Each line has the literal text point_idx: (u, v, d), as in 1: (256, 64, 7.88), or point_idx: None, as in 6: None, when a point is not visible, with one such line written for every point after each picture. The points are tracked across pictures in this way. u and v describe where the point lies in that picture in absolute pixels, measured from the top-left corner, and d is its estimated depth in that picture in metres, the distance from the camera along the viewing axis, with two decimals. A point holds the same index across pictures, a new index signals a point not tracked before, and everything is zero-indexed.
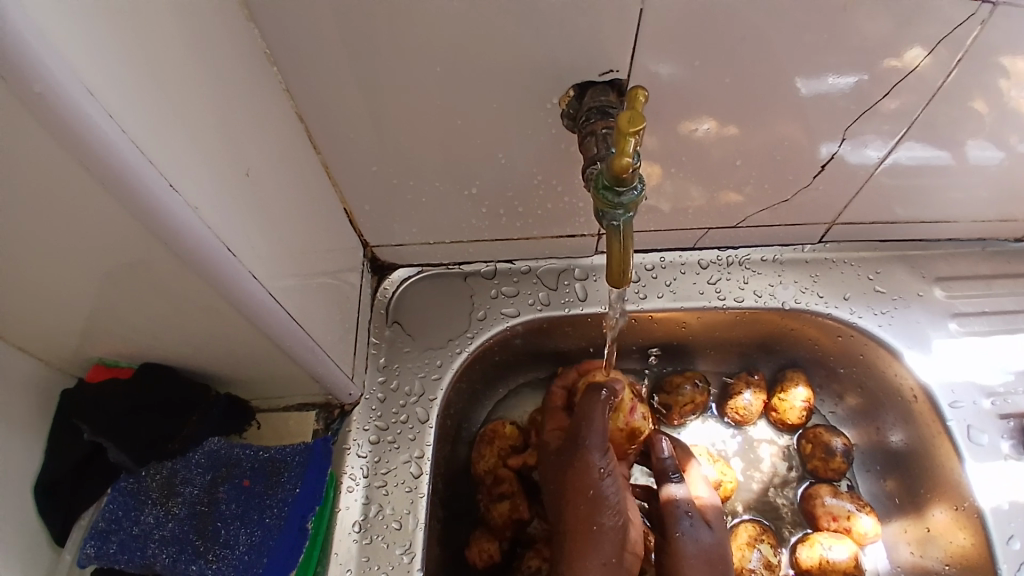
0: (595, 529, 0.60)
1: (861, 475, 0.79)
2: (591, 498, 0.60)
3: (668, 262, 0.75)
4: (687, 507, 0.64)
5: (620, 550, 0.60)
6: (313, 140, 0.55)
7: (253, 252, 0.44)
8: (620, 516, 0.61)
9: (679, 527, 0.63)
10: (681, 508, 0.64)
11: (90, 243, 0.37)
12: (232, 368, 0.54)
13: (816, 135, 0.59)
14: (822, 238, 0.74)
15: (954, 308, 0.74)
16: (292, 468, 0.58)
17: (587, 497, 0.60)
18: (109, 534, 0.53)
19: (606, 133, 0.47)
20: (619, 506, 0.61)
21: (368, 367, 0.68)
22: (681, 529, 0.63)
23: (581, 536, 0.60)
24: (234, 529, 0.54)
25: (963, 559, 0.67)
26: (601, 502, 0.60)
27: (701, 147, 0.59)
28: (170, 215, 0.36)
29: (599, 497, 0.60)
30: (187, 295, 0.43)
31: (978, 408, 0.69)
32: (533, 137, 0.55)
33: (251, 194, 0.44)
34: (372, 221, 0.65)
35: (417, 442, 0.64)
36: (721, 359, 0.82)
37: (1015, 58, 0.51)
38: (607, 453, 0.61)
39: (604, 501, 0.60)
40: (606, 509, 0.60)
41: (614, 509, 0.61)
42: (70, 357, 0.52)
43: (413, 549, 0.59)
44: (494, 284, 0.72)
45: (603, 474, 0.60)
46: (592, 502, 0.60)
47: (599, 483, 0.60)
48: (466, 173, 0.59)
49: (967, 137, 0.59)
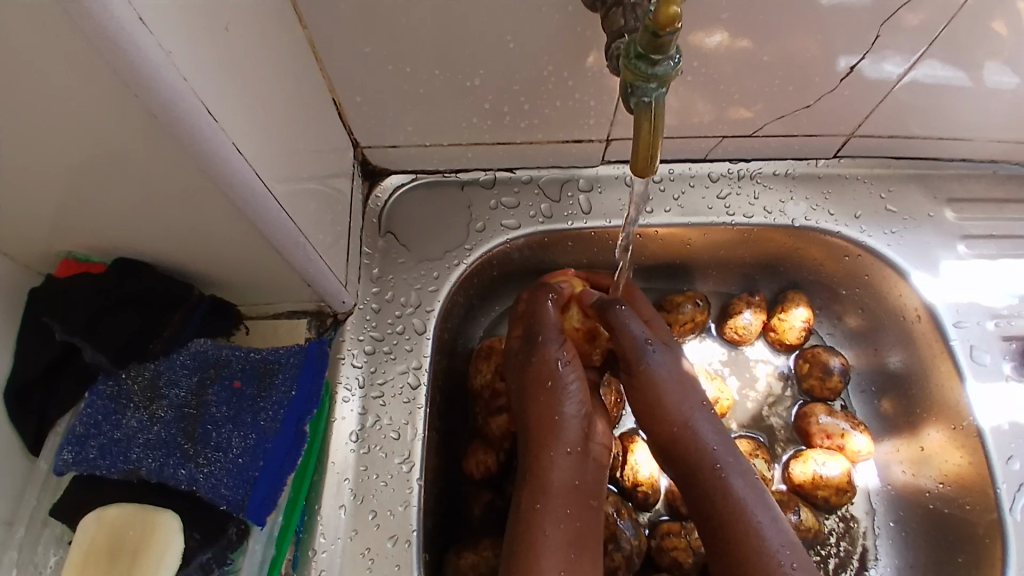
0: (554, 422, 0.59)
1: (856, 396, 0.79)
2: (547, 390, 0.60)
3: (677, 175, 0.72)
4: (642, 333, 0.61)
5: (583, 441, 0.60)
6: (299, 14, 0.49)
7: (236, 126, 0.39)
8: (582, 410, 0.60)
9: (641, 356, 0.60)
10: (637, 336, 0.60)
11: (45, 91, 0.32)
12: (215, 266, 0.50)
13: (834, 49, 0.55)
14: (837, 153, 0.71)
15: (964, 230, 0.72)
16: (286, 371, 0.55)
17: (544, 391, 0.60)
18: (88, 439, 0.49)
19: (636, 2, 0.42)
20: (581, 400, 0.60)
21: (361, 278, 0.64)
22: (645, 360, 0.60)
23: (544, 430, 0.59)
24: (227, 432, 0.51)
25: (958, 480, 0.69)
26: (562, 396, 0.60)
27: (709, 59, 0.56)
28: (138, 52, 0.31)
29: (557, 391, 0.60)
30: (161, 171, 0.38)
31: (982, 329, 0.69)
32: (546, 17, 0.50)
33: (232, 60, 0.39)
34: (364, 117, 0.60)
35: (415, 353, 0.61)
36: (722, 279, 0.80)
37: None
38: (563, 345, 0.62)
39: (563, 396, 0.60)
40: (565, 404, 0.60)
41: (574, 403, 0.60)
42: (39, 252, 0.48)
43: (412, 459, 0.57)
44: (494, 194, 0.68)
45: (558, 364, 0.61)
46: (549, 396, 0.60)
47: (558, 374, 0.60)
48: (470, 61, 0.54)
49: (983, 58, 0.56)
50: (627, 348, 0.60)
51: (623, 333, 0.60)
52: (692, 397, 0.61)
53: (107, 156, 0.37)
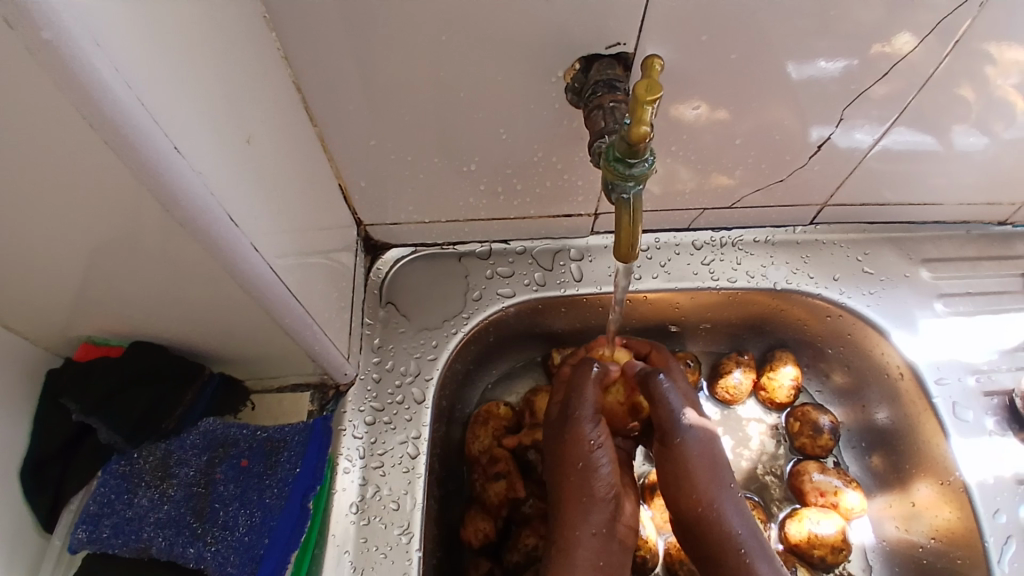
0: (586, 501, 0.61)
1: (847, 452, 0.81)
2: (581, 469, 0.62)
3: (663, 242, 0.76)
4: (681, 410, 0.63)
5: (610, 520, 0.62)
6: (309, 111, 0.54)
7: (253, 223, 0.42)
8: (611, 490, 0.62)
9: (678, 431, 0.63)
10: (676, 412, 0.63)
11: (83, 207, 0.36)
12: (225, 344, 0.53)
13: (807, 118, 0.58)
14: (813, 220, 0.75)
15: (939, 289, 0.75)
16: (291, 447, 0.58)
17: (578, 468, 0.62)
18: (101, 518, 0.52)
19: (614, 106, 0.47)
20: (611, 479, 0.62)
21: (363, 348, 0.67)
22: (681, 434, 0.63)
23: (572, 509, 0.62)
24: (234, 510, 0.54)
25: (949, 534, 0.70)
26: (596, 474, 0.62)
27: (690, 130, 0.59)
28: (172, 177, 0.34)
29: (591, 469, 0.62)
30: (183, 267, 0.41)
31: (963, 385, 0.71)
32: (536, 111, 0.54)
33: (250, 162, 0.43)
34: (367, 198, 0.64)
35: (414, 423, 0.63)
36: (712, 340, 0.82)
37: (1002, 46, 0.52)
38: (597, 425, 0.63)
39: (596, 474, 0.62)
40: (596, 483, 0.62)
41: (606, 482, 0.62)
42: (59, 338, 0.51)
43: (411, 529, 0.59)
44: (489, 264, 0.71)
45: (593, 445, 0.62)
46: (583, 473, 0.62)
47: (590, 454, 0.62)
48: (465, 149, 0.58)
49: (952, 122, 0.59)
50: (665, 423, 0.63)
51: (664, 406, 0.63)
52: (722, 481, 0.63)
53: (134, 255, 0.40)
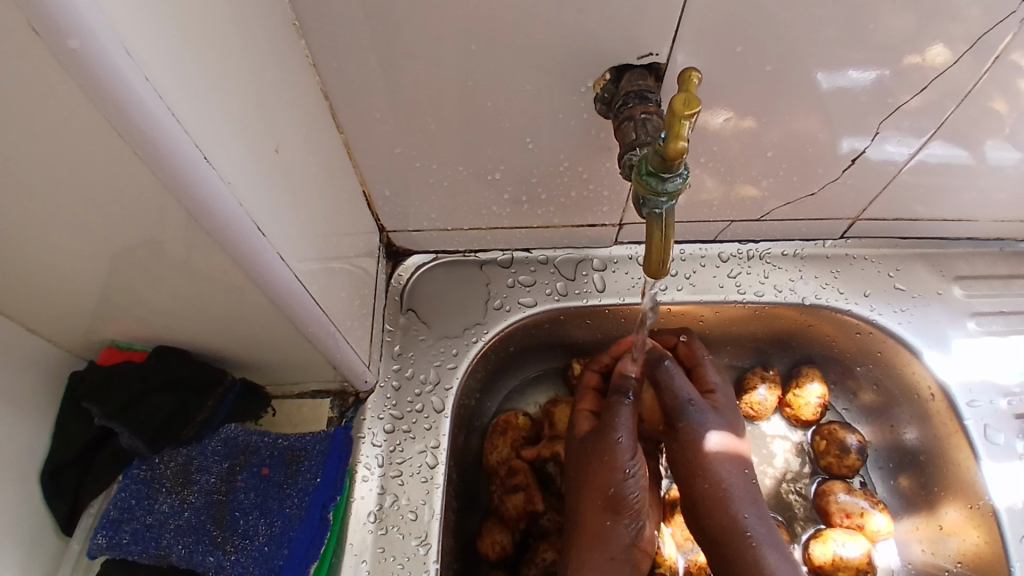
0: (610, 526, 0.61)
1: (875, 472, 0.79)
2: (611, 496, 0.61)
3: (688, 254, 0.74)
4: (687, 394, 0.65)
5: (629, 544, 0.61)
6: (336, 120, 0.54)
7: (278, 231, 0.42)
8: (638, 514, 0.62)
9: (684, 415, 0.65)
10: (682, 396, 0.65)
11: (111, 215, 0.36)
12: (245, 351, 0.53)
13: (837, 130, 0.57)
14: (843, 234, 0.73)
15: (973, 307, 0.73)
16: (312, 457, 0.57)
17: (606, 496, 0.61)
18: (121, 524, 0.53)
19: (646, 117, 0.47)
20: (642, 503, 0.62)
21: (383, 355, 0.66)
22: (686, 417, 0.65)
23: (590, 533, 0.62)
24: (253, 520, 0.54)
25: (976, 559, 0.67)
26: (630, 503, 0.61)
27: (718, 140, 0.58)
28: (199, 186, 0.34)
29: (622, 496, 0.61)
30: (208, 276, 0.41)
31: (995, 408, 0.69)
32: (563, 121, 0.54)
33: (277, 171, 0.43)
34: (390, 206, 0.63)
35: (433, 432, 0.63)
36: (736, 354, 0.81)
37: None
38: (636, 458, 0.62)
39: (627, 502, 0.61)
40: (626, 509, 0.61)
41: (634, 509, 0.61)
42: (82, 340, 0.52)
43: (428, 540, 0.58)
44: (511, 272, 0.71)
45: (627, 475, 0.61)
46: (612, 501, 0.61)
47: (621, 481, 0.61)
48: (490, 158, 0.57)
49: (985, 137, 0.57)
50: (672, 407, 0.65)
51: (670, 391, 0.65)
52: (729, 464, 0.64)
53: (160, 263, 0.40)
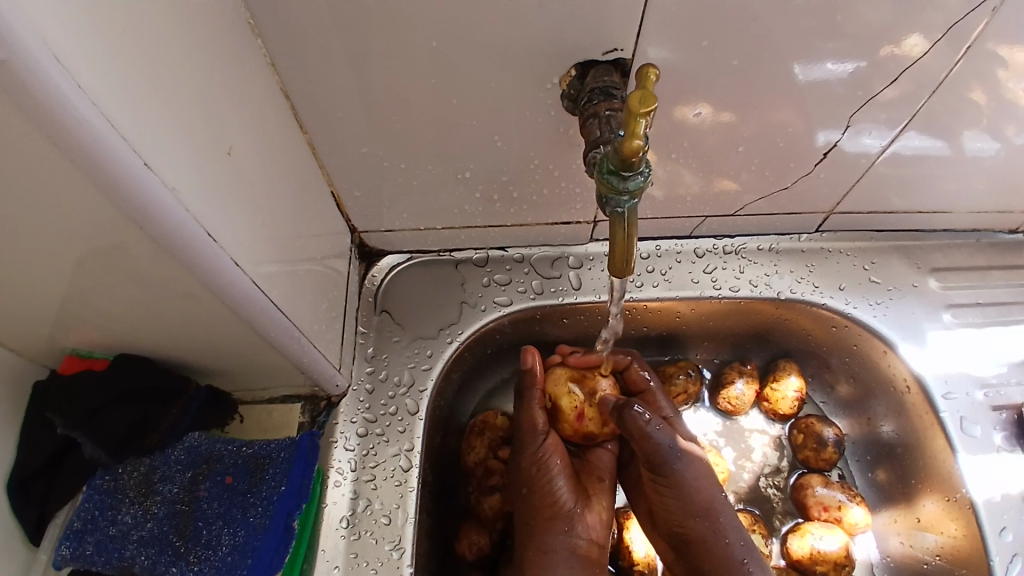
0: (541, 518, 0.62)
1: (854, 465, 0.79)
2: (530, 491, 0.63)
3: (664, 250, 0.74)
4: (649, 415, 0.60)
5: (569, 536, 0.62)
6: (298, 118, 0.53)
7: (231, 236, 0.41)
8: (566, 505, 0.62)
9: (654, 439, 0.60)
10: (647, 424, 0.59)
11: (55, 226, 0.35)
12: (208, 357, 0.52)
13: (814, 122, 0.56)
14: (819, 227, 0.73)
15: (949, 299, 0.73)
16: (276, 464, 0.57)
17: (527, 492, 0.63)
18: (84, 535, 0.52)
19: (611, 114, 0.47)
20: (566, 493, 0.62)
21: (356, 357, 0.66)
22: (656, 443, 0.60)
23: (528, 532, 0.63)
24: (217, 529, 0.54)
25: (954, 552, 0.68)
26: (552, 497, 0.62)
27: (693, 135, 0.57)
28: (142, 193, 0.33)
29: (543, 490, 0.62)
30: (163, 284, 0.40)
31: (971, 400, 0.69)
32: (531, 118, 0.53)
33: (230, 175, 0.42)
34: (361, 207, 0.63)
35: (406, 435, 0.62)
36: (714, 349, 0.81)
37: (1013, 49, 0.50)
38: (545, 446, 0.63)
39: (548, 494, 0.62)
40: (551, 500, 0.62)
41: (560, 499, 0.62)
42: (41, 348, 0.50)
43: (402, 544, 0.58)
44: (486, 271, 0.70)
45: (537, 467, 0.63)
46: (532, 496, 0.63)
47: (542, 475, 0.63)
48: (460, 157, 0.57)
49: (963, 127, 0.57)
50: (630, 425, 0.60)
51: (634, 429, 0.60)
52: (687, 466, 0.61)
53: (113, 272, 0.39)
